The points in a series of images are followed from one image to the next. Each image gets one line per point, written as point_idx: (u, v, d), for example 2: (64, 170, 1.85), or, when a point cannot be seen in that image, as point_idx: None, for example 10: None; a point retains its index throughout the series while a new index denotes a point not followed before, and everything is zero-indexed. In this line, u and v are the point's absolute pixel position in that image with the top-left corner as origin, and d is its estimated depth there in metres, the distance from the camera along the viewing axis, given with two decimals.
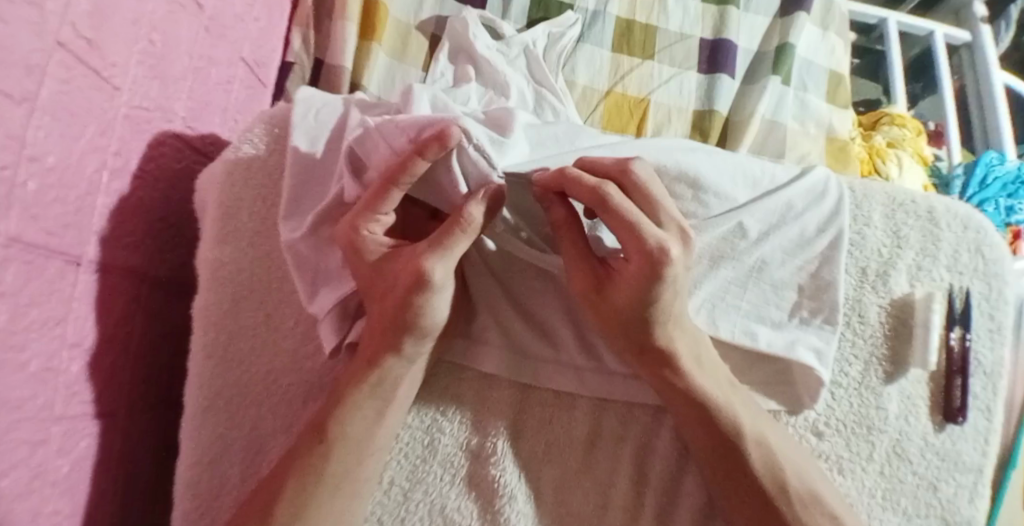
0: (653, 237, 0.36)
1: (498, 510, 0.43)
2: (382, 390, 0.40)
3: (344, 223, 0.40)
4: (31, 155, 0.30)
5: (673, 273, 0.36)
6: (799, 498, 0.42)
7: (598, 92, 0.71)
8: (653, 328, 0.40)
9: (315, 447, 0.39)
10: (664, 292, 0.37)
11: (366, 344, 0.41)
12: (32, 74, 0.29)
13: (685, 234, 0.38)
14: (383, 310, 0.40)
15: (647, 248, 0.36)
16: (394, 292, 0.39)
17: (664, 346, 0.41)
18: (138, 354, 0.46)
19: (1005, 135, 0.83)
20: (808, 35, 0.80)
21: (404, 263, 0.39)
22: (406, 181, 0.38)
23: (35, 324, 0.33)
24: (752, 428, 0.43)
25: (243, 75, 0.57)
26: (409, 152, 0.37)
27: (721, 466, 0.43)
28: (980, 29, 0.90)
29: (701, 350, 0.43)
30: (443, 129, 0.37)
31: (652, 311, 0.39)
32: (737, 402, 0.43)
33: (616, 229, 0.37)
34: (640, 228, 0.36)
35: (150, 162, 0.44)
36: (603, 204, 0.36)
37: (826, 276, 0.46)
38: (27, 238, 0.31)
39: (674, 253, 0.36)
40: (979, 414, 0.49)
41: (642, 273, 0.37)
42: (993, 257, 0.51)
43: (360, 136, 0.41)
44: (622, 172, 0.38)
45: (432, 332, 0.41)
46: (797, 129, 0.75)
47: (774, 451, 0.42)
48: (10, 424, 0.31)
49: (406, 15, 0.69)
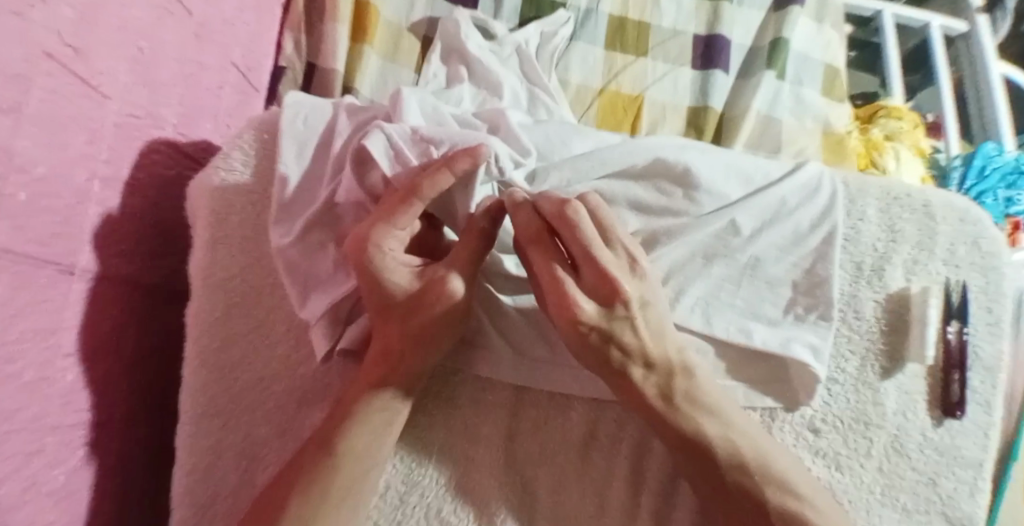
0: (570, 288, 0.38)
1: (494, 512, 0.43)
2: (394, 402, 0.41)
3: (359, 238, 0.39)
4: (20, 165, 0.30)
5: (588, 328, 0.38)
6: (778, 516, 0.39)
7: (592, 90, 0.71)
8: (605, 355, 0.39)
9: (324, 461, 0.39)
10: (594, 336, 0.39)
11: (372, 365, 0.41)
12: (17, 85, 0.29)
13: (608, 287, 0.38)
14: (403, 327, 0.40)
15: (564, 300, 0.38)
16: (415, 312, 0.40)
17: (621, 370, 0.40)
18: (133, 361, 0.46)
19: (1003, 126, 0.83)
20: (802, 29, 0.79)
21: (428, 283, 0.40)
22: (428, 194, 0.37)
23: (26, 335, 0.33)
24: (722, 439, 0.41)
25: (234, 80, 0.57)
26: (437, 165, 0.37)
27: (705, 482, 0.42)
28: (976, 19, 0.89)
29: (676, 370, 0.41)
30: (474, 146, 0.37)
31: (591, 343, 0.39)
32: (703, 414, 0.41)
33: (539, 268, 0.39)
34: (559, 277, 0.38)
35: (140, 170, 0.44)
36: (533, 243, 0.39)
37: (821, 272, 0.45)
38: (15, 249, 0.30)
39: (584, 311, 0.38)
40: (979, 408, 0.48)
41: (563, 316, 0.38)
42: (991, 250, 0.50)
43: (392, 156, 0.39)
44: (559, 217, 0.37)
45: (432, 346, 0.41)
46: (793, 124, 0.74)
47: (748, 458, 0.40)
48: (5, 433, 0.31)
49: (396, 17, 0.69)
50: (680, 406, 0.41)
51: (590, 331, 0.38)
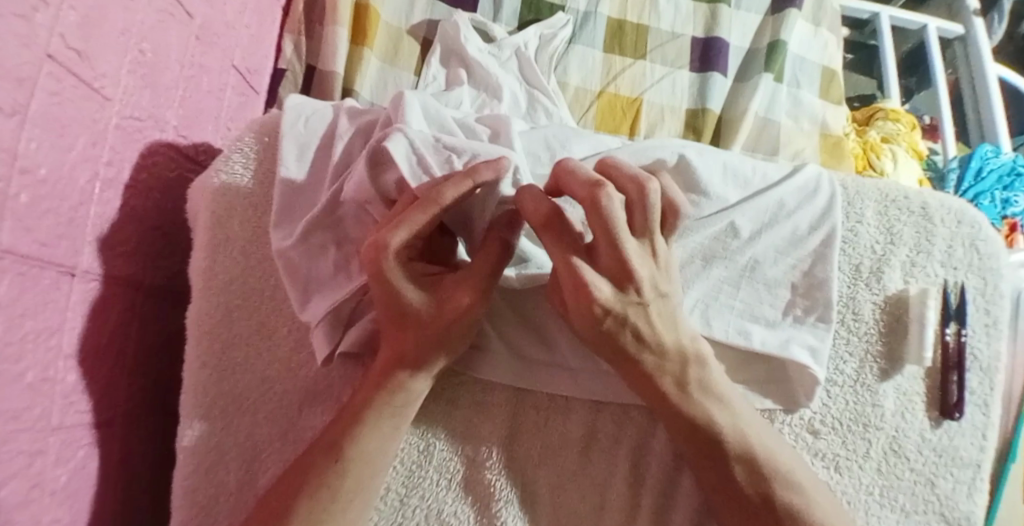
0: (586, 274, 0.37)
1: (495, 513, 0.43)
2: (404, 409, 0.41)
3: (377, 245, 0.37)
4: (24, 166, 0.30)
5: (602, 309, 0.38)
6: (785, 509, 0.41)
7: (591, 93, 0.71)
8: (619, 344, 0.40)
9: (329, 466, 0.38)
10: (609, 321, 0.39)
11: (380, 368, 0.41)
12: (22, 86, 0.29)
13: (627, 273, 0.38)
14: (419, 331, 0.41)
15: (581, 285, 0.37)
16: (433, 321, 0.40)
17: (636, 357, 0.41)
18: (134, 362, 0.46)
19: (1000, 127, 0.84)
20: (800, 32, 0.79)
21: (445, 295, 0.40)
22: (450, 202, 0.36)
23: (30, 335, 0.33)
24: (735, 432, 0.42)
25: (235, 82, 0.57)
26: (460, 174, 0.36)
27: (711, 478, 0.42)
28: (973, 21, 0.90)
29: (688, 364, 0.42)
30: (497, 160, 0.37)
31: (602, 330, 0.39)
32: (712, 403, 0.42)
33: (554, 252, 0.38)
34: (575, 262, 0.37)
35: (142, 172, 0.44)
36: (546, 227, 0.38)
37: (819, 274, 0.46)
38: (20, 249, 0.31)
39: (601, 296, 0.38)
40: (977, 408, 0.49)
41: (577, 300, 0.38)
42: (988, 252, 0.50)
43: (413, 161, 0.39)
44: (592, 201, 0.35)
45: (447, 350, 0.42)
46: (791, 126, 0.74)
47: (757, 452, 0.41)
48: (10, 434, 0.31)
49: (396, 20, 0.69)
50: (694, 394, 0.42)
51: (606, 315, 0.39)
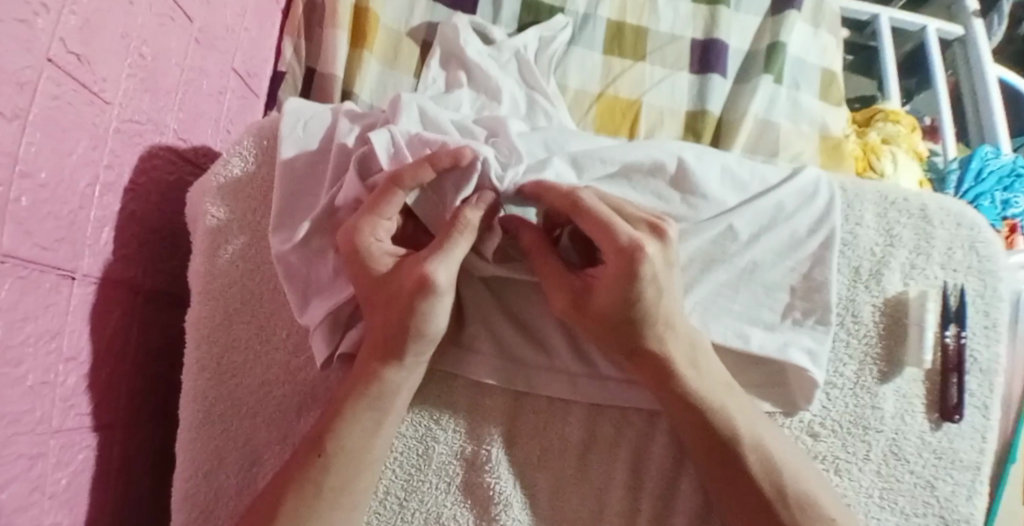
0: (626, 234, 0.37)
1: (494, 516, 0.43)
2: (382, 400, 0.40)
3: (347, 227, 0.39)
4: (24, 171, 0.30)
5: (653, 267, 0.37)
6: (796, 500, 0.41)
7: (590, 95, 0.71)
8: (642, 328, 0.40)
9: (314, 460, 0.38)
10: (647, 290, 0.38)
11: (365, 363, 0.41)
12: (23, 90, 0.29)
13: (658, 230, 0.39)
14: (388, 321, 0.40)
15: (622, 245, 0.37)
16: (394, 301, 0.39)
17: (657, 348, 0.41)
18: (134, 365, 0.46)
19: (1000, 128, 0.84)
20: (799, 34, 0.79)
21: (406, 272, 0.39)
22: (410, 185, 0.37)
23: (31, 338, 0.33)
24: (746, 431, 0.42)
25: (234, 84, 0.57)
26: (420, 159, 0.37)
27: (720, 469, 0.42)
28: (973, 23, 0.90)
29: (699, 353, 0.42)
30: (458, 149, 0.37)
31: (635, 312, 0.39)
32: (730, 399, 0.42)
33: (591, 230, 0.38)
34: (613, 226, 0.37)
35: (141, 175, 0.44)
36: (577, 207, 0.38)
37: (817, 276, 0.46)
38: (21, 253, 0.31)
39: (652, 251, 0.37)
40: (976, 411, 0.49)
41: (619, 266, 0.38)
42: (987, 253, 0.50)
43: (392, 152, 0.40)
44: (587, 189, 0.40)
45: (425, 338, 0.40)
46: (790, 129, 0.74)
47: (768, 449, 0.42)
48: (10, 437, 0.31)
49: (396, 22, 0.68)
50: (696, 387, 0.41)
51: (652, 274, 0.37)
